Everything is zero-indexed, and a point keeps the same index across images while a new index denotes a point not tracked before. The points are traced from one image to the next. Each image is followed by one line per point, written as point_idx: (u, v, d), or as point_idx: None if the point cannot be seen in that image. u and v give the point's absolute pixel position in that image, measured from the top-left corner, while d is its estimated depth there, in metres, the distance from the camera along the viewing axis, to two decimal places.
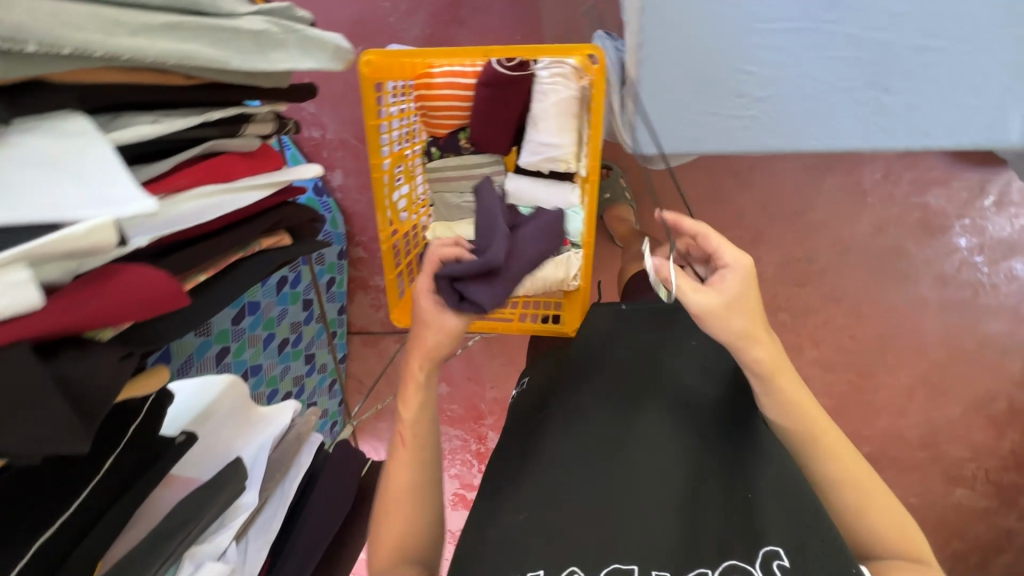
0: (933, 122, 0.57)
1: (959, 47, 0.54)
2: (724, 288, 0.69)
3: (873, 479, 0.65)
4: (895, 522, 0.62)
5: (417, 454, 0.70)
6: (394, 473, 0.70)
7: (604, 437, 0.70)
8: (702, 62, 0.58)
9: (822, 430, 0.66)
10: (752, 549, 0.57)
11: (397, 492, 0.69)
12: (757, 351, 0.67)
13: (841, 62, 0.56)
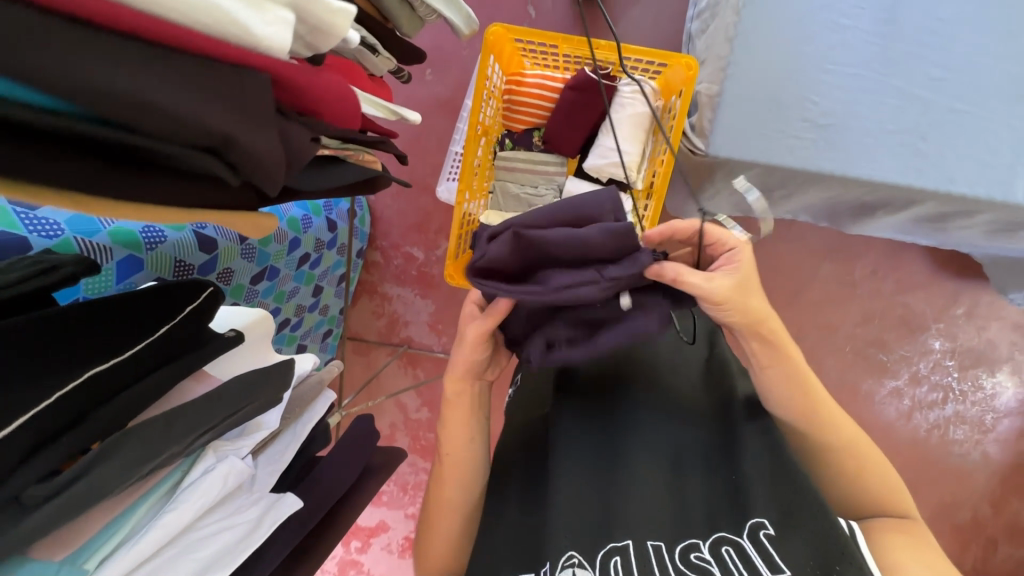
0: (959, 171, 0.68)
1: (982, 114, 0.67)
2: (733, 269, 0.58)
3: (864, 444, 0.62)
4: (883, 484, 0.60)
5: (461, 473, 0.71)
6: (441, 489, 0.71)
7: (597, 416, 0.67)
8: (777, 86, 0.69)
9: (818, 405, 0.61)
10: (738, 523, 0.55)
11: (444, 507, 0.71)
12: (750, 336, 0.61)
13: (889, 108, 0.68)
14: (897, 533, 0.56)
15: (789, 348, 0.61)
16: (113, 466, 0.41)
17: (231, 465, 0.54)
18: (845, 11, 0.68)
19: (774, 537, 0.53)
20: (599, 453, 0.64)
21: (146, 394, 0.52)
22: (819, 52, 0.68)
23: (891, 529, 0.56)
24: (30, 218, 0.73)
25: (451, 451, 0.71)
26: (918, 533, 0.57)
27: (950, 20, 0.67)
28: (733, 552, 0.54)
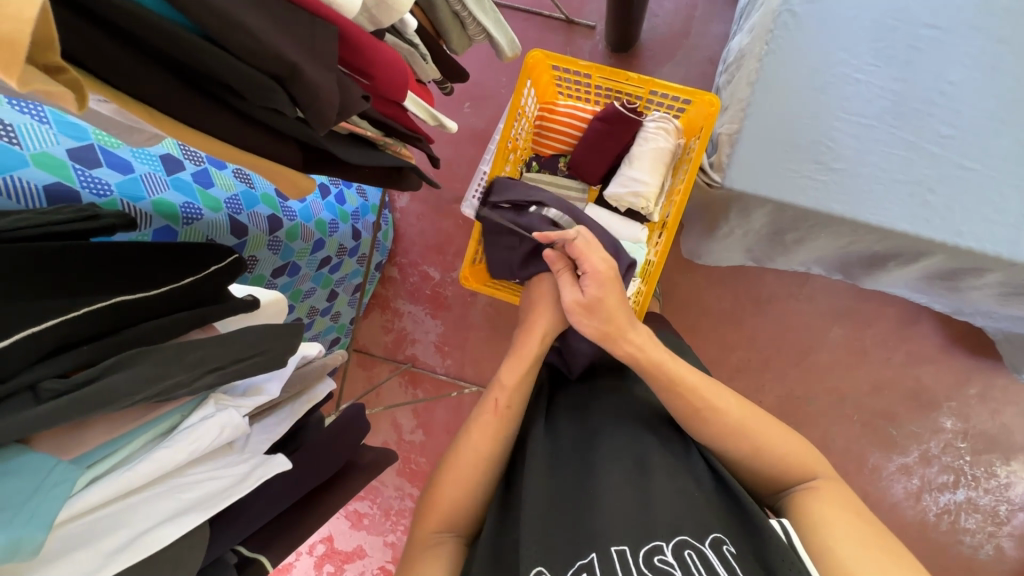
0: (964, 223, 0.70)
1: (985, 171, 0.70)
2: (586, 293, 0.69)
3: (755, 418, 0.60)
4: (794, 455, 0.57)
5: (508, 422, 0.66)
6: (477, 439, 0.65)
7: (574, 428, 0.65)
8: (794, 130, 0.73)
9: (703, 395, 0.60)
10: (701, 531, 0.51)
11: (449, 508, 0.62)
12: (627, 336, 0.66)
13: (899, 160, 0.71)
14: (828, 503, 0.52)
15: (654, 357, 0.64)
16: (123, 377, 0.43)
17: (229, 417, 0.55)
18: (859, 67, 0.72)
19: (738, 557, 0.49)
20: (567, 466, 0.61)
21: (171, 332, 0.54)
22: (834, 104, 0.73)
23: (818, 497, 0.53)
24: (86, 174, 0.79)
25: (509, 399, 0.67)
26: (838, 491, 0.54)
27: (961, 84, 0.70)
28: (696, 561, 0.49)
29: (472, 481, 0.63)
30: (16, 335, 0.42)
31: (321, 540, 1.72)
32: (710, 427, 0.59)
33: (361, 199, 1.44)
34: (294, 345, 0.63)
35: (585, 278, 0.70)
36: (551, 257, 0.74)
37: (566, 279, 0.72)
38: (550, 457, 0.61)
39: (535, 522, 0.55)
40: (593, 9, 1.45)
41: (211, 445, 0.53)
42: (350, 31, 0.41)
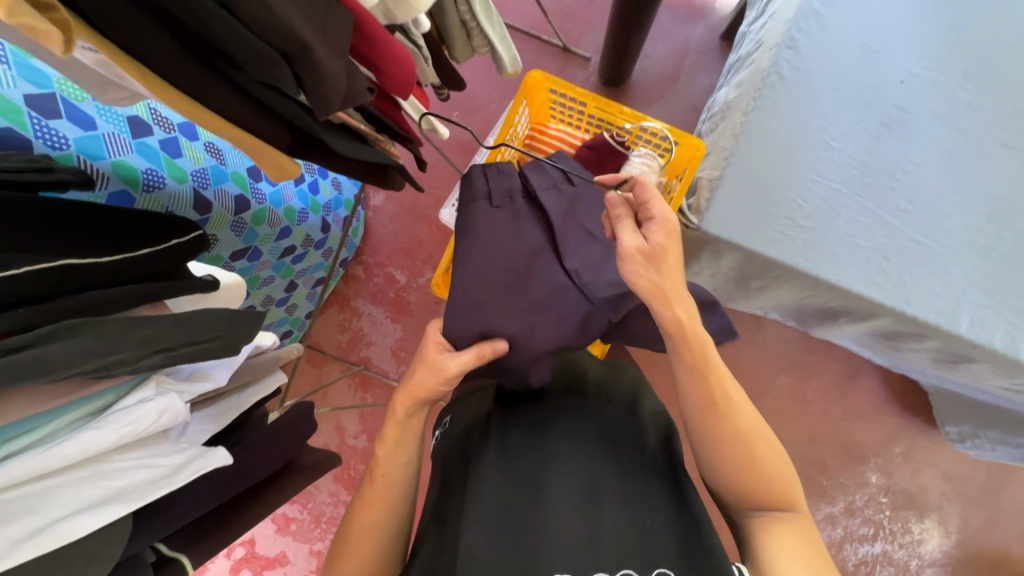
0: (911, 292, 0.75)
1: (932, 246, 0.75)
2: (651, 239, 0.61)
3: (760, 437, 0.59)
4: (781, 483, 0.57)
5: (387, 487, 0.64)
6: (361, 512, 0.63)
7: (528, 438, 0.64)
8: (769, 183, 0.77)
9: (726, 396, 0.61)
10: (646, 564, 0.51)
11: (358, 525, 0.62)
12: (665, 313, 0.62)
13: (860, 226, 0.76)
14: (792, 536, 0.53)
15: (696, 334, 0.62)
16: (63, 347, 0.40)
17: (171, 401, 0.52)
18: (833, 134, 0.76)
19: None
20: (510, 485, 0.59)
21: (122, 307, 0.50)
22: (807, 167, 0.77)
23: (786, 529, 0.54)
24: (43, 124, 0.73)
25: (384, 466, 0.65)
26: (805, 531, 0.54)
27: (922, 163, 0.75)
28: None
29: (369, 551, 0.61)
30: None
31: (241, 543, 1.62)
32: (712, 430, 0.60)
33: (335, 191, 1.41)
34: (251, 334, 0.60)
35: (649, 225, 0.62)
36: (613, 200, 0.66)
37: (628, 224, 0.63)
38: (504, 468, 0.60)
39: (485, 539, 0.54)
40: (591, 41, 1.49)
41: (145, 431, 0.49)
42: (365, 23, 0.40)
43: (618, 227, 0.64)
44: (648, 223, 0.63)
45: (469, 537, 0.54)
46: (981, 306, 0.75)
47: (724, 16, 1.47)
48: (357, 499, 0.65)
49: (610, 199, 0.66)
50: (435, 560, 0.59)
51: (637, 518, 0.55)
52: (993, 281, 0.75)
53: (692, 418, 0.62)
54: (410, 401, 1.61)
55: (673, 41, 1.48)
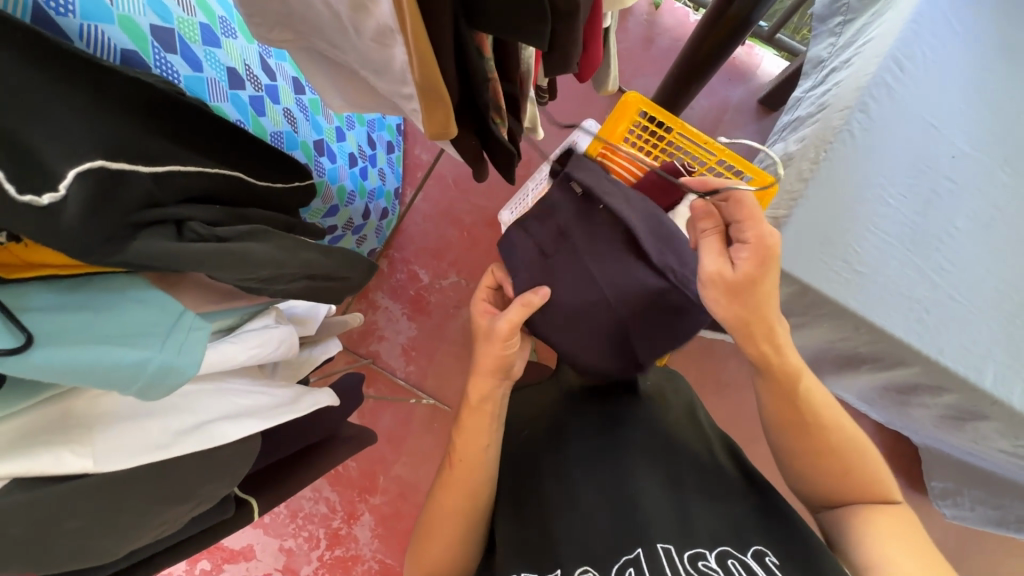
0: (946, 343, 0.82)
1: (966, 306, 0.83)
2: (738, 263, 0.59)
3: (841, 437, 0.62)
4: (872, 475, 0.60)
5: (468, 474, 0.68)
6: (446, 491, 0.69)
7: (593, 444, 0.73)
8: (832, 229, 0.84)
9: (806, 389, 0.63)
10: (742, 543, 0.58)
11: (446, 507, 0.68)
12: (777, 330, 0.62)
13: (906, 278, 0.83)
14: (887, 519, 0.58)
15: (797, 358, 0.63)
16: (258, 248, 0.40)
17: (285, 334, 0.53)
18: (890, 194, 0.85)
19: (778, 564, 0.56)
20: (594, 464, 0.70)
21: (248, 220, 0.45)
22: (865, 221, 0.84)
23: (880, 517, 0.58)
24: (161, 56, 0.74)
25: (463, 452, 0.69)
26: (903, 522, 0.58)
27: (963, 231, 0.84)
28: (739, 566, 0.56)
29: (452, 535, 0.68)
30: (169, 169, 0.38)
31: None
32: (806, 443, 0.63)
33: (380, 181, 1.42)
34: (358, 287, 0.61)
35: (739, 249, 0.59)
36: (699, 212, 0.64)
37: (715, 245, 0.62)
38: (590, 469, 0.69)
39: (578, 527, 0.63)
40: (642, 85, 1.59)
41: (265, 356, 0.50)
42: (598, 9, 0.48)
43: (703, 245, 0.63)
44: (737, 246, 0.60)
45: (569, 533, 0.62)
46: (1005, 367, 0.82)
47: (764, 82, 1.60)
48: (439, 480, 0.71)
49: (697, 210, 0.65)
50: (514, 534, 0.66)
51: (724, 498, 0.65)
52: (1017, 346, 0.82)
53: (777, 432, 0.65)
54: (413, 403, 1.58)
55: (715, 97, 1.60)
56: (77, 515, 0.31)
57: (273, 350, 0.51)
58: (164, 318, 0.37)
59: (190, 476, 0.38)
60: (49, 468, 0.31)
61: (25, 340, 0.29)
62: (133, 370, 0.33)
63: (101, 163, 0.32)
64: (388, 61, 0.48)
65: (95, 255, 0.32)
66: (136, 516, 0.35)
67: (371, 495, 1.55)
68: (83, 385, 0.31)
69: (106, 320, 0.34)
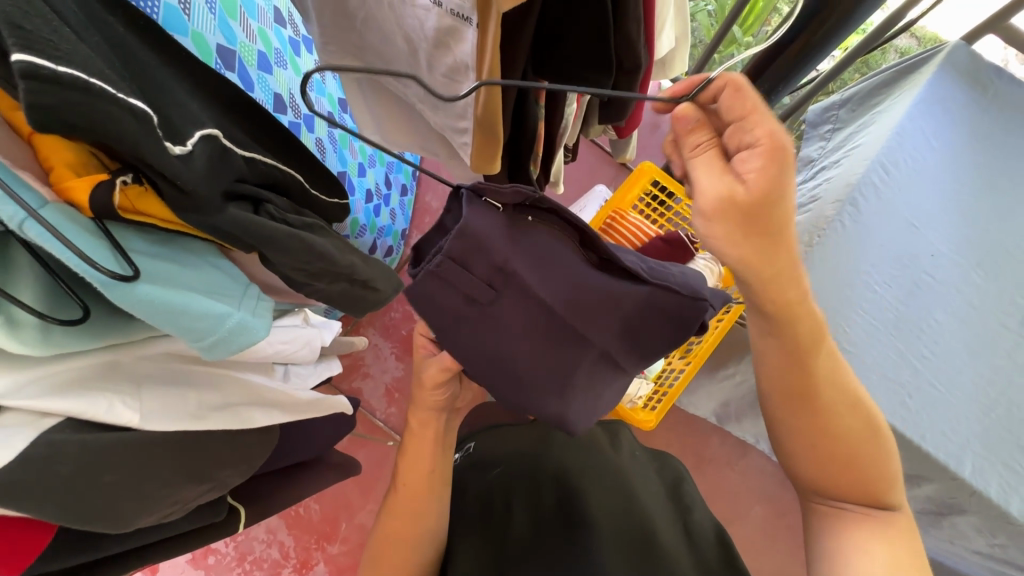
0: (926, 428, 0.87)
1: (947, 393, 0.87)
2: (756, 175, 0.41)
3: (856, 421, 0.53)
4: (876, 475, 0.52)
5: (415, 496, 0.59)
6: (388, 524, 0.60)
7: (574, 473, 0.65)
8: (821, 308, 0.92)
9: (818, 371, 0.53)
10: None
11: (387, 541, 0.59)
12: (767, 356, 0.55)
13: (890, 362, 0.90)
14: (890, 536, 0.51)
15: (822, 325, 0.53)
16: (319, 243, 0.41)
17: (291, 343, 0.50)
18: (876, 280, 0.93)
19: None
20: (559, 517, 0.60)
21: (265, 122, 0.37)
22: (853, 303, 0.93)
23: (880, 530, 0.51)
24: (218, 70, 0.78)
25: (406, 475, 0.61)
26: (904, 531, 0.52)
27: (943, 321, 0.90)
28: None
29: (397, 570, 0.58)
30: (254, 155, 0.39)
31: None
32: (796, 421, 0.54)
33: (390, 220, 1.45)
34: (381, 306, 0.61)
35: (749, 156, 0.42)
36: (688, 118, 0.45)
37: (710, 160, 0.44)
38: (571, 492, 0.62)
39: (543, 552, 0.56)
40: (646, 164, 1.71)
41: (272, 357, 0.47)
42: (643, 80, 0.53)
43: (694, 166, 0.45)
44: (744, 154, 0.42)
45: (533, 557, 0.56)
46: (983, 457, 0.85)
47: None
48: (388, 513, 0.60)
49: (684, 115, 0.44)
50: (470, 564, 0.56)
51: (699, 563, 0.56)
52: (995, 439, 0.86)
53: (775, 407, 0.56)
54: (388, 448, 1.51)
55: None
56: (116, 471, 0.29)
57: (296, 349, 0.52)
58: (240, 283, 0.34)
59: (211, 454, 0.37)
60: (99, 415, 0.29)
61: (136, 272, 0.26)
62: (216, 326, 0.30)
63: (215, 134, 0.33)
64: (453, 96, 0.53)
65: (191, 202, 0.30)
66: (162, 486, 0.33)
67: (329, 545, 1.41)
68: (165, 329, 0.28)
69: (192, 271, 0.31)
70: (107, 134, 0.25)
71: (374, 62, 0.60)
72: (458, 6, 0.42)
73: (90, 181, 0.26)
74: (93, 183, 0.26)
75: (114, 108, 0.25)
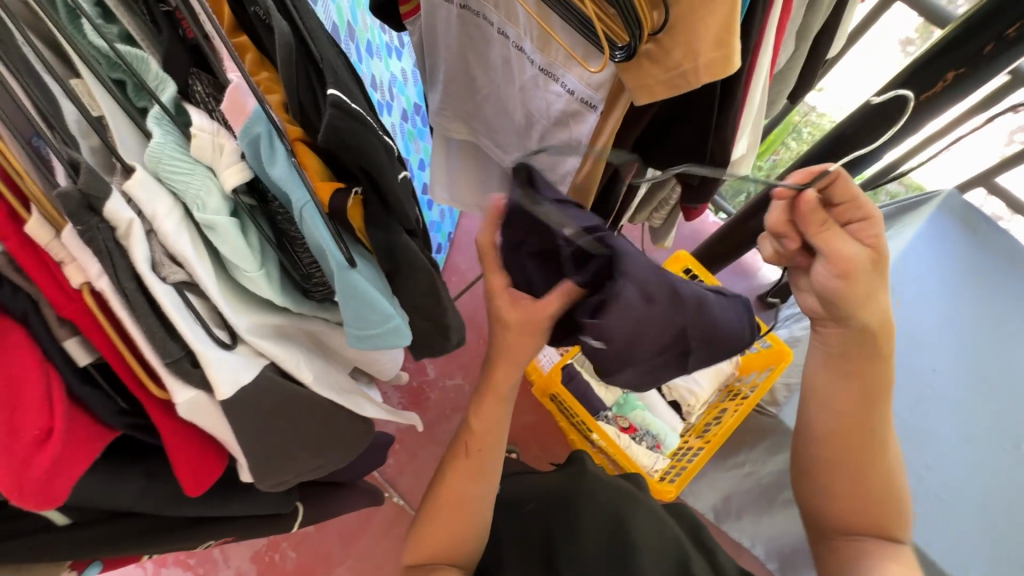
0: (930, 535, 0.89)
1: (946, 501, 0.91)
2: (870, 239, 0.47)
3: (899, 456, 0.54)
4: (894, 507, 0.52)
5: (478, 463, 0.62)
6: (451, 481, 0.62)
7: (608, 505, 0.66)
8: None
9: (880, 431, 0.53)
10: None
11: (449, 497, 0.61)
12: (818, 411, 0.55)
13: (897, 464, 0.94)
14: (898, 562, 0.50)
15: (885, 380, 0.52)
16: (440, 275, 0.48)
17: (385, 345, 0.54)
18: None
19: None
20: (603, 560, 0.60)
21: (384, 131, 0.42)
22: None
23: (887, 555, 0.50)
24: None
25: (481, 441, 0.63)
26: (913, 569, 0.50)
27: (946, 435, 0.95)
28: None
29: (451, 529, 0.59)
30: None
31: None
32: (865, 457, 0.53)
33: None
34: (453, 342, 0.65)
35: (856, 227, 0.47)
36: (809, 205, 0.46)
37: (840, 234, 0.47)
38: (613, 536, 0.62)
39: None
40: None
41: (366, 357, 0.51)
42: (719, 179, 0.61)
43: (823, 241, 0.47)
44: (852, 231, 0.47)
45: None
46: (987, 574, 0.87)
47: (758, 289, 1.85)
48: (447, 470, 0.63)
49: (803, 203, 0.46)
50: None
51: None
52: (999, 559, 0.88)
53: (823, 442, 0.55)
54: None
55: None
56: (284, 420, 0.35)
57: (385, 360, 0.56)
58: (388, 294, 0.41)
59: (332, 432, 0.41)
60: (291, 367, 0.34)
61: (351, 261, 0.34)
62: (383, 320, 0.37)
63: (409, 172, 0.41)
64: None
65: (384, 215, 0.38)
66: (296, 451, 0.37)
67: None
68: (348, 311, 0.35)
69: (369, 272, 0.39)
70: (359, 149, 0.34)
71: (478, 129, 0.71)
72: (589, 96, 0.52)
73: (331, 186, 0.36)
74: (332, 189, 0.36)
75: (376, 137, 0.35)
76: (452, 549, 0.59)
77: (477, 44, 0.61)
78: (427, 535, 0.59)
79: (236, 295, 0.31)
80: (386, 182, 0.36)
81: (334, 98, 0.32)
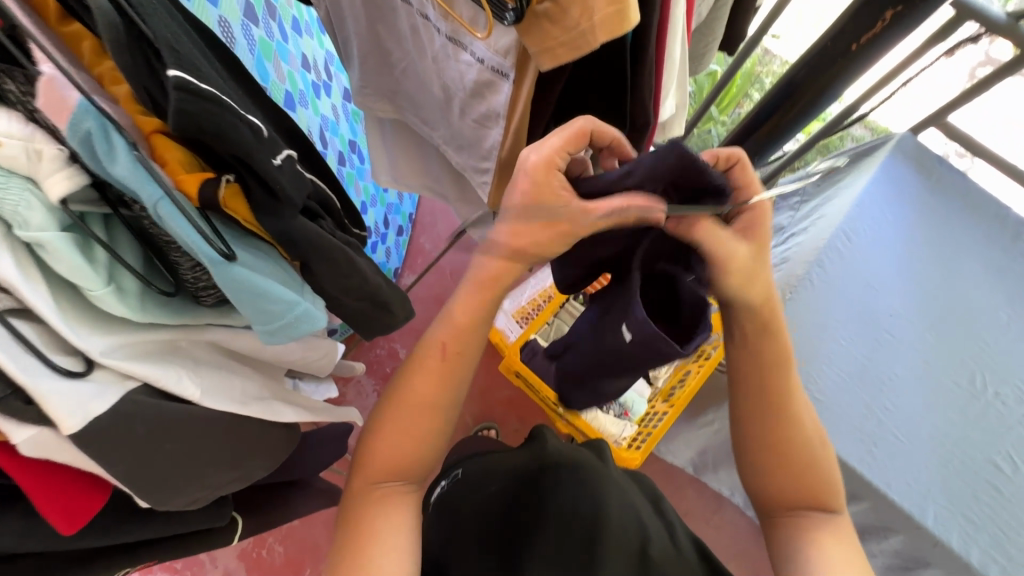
0: (890, 476, 0.91)
1: (904, 443, 0.93)
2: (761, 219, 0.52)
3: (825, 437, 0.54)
4: (826, 478, 0.53)
5: (453, 368, 0.53)
6: (417, 380, 0.53)
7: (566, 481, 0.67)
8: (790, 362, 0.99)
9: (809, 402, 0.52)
10: None
11: (412, 402, 0.53)
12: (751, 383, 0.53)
13: (853, 411, 0.96)
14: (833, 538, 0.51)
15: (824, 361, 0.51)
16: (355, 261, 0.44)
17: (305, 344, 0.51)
18: (841, 338, 1.01)
19: None
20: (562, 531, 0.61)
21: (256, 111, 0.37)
22: (819, 356, 1.01)
23: (825, 530, 0.51)
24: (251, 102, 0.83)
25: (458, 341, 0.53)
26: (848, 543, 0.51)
27: (903, 377, 0.97)
28: None
29: (410, 434, 0.52)
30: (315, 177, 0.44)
31: None
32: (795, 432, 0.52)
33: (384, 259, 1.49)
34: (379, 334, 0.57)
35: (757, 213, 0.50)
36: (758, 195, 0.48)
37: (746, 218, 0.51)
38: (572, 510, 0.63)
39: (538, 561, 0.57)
40: None
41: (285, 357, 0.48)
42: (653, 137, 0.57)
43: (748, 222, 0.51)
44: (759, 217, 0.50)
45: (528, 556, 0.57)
46: (943, 508, 0.89)
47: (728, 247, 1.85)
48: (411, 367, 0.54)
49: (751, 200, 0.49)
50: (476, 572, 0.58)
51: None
52: (954, 491, 0.90)
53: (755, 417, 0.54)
54: None
55: None
56: (174, 440, 0.33)
57: (317, 356, 0.55)
58: (296, 281, 0.37)
59: (245, 442, 0.40)
60: (170, 385, 0.32)
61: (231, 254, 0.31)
62: (286, 310, 0.34)
63: (294, 153, 0.36)
64: (479, 139, 0.60)
65: (273, 204, 0.34)
66: (199, 467, 0.36)
67: None
68: (244, 308, 0.32)
69: (262, 265, 0.34)
70: (219, 135, 0.29)
71: (404, 106, 0.67)
72: (499, 64, 0.49)
73: (200, 176, 0.31)
74: (201, 179, 0.31)
75: (237, 119, 0.29)
76: (409, 457, 0.53)
77: (385, 16, 0.57)
78: (382, 446, 0.53)
79: (91, 320, 0.30)
80: (259, 165, 0.31)
81: (175, 77, 0.26)
